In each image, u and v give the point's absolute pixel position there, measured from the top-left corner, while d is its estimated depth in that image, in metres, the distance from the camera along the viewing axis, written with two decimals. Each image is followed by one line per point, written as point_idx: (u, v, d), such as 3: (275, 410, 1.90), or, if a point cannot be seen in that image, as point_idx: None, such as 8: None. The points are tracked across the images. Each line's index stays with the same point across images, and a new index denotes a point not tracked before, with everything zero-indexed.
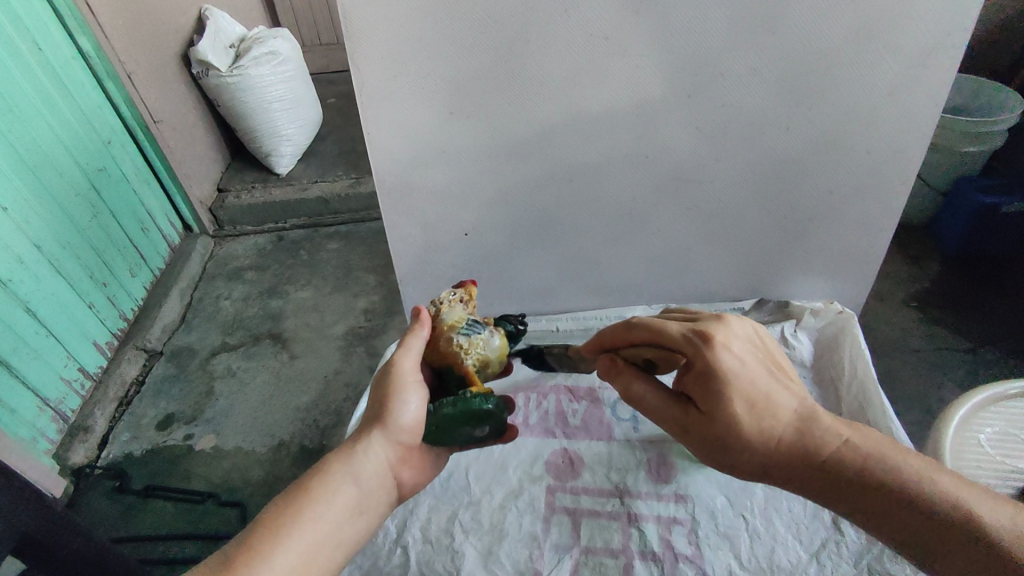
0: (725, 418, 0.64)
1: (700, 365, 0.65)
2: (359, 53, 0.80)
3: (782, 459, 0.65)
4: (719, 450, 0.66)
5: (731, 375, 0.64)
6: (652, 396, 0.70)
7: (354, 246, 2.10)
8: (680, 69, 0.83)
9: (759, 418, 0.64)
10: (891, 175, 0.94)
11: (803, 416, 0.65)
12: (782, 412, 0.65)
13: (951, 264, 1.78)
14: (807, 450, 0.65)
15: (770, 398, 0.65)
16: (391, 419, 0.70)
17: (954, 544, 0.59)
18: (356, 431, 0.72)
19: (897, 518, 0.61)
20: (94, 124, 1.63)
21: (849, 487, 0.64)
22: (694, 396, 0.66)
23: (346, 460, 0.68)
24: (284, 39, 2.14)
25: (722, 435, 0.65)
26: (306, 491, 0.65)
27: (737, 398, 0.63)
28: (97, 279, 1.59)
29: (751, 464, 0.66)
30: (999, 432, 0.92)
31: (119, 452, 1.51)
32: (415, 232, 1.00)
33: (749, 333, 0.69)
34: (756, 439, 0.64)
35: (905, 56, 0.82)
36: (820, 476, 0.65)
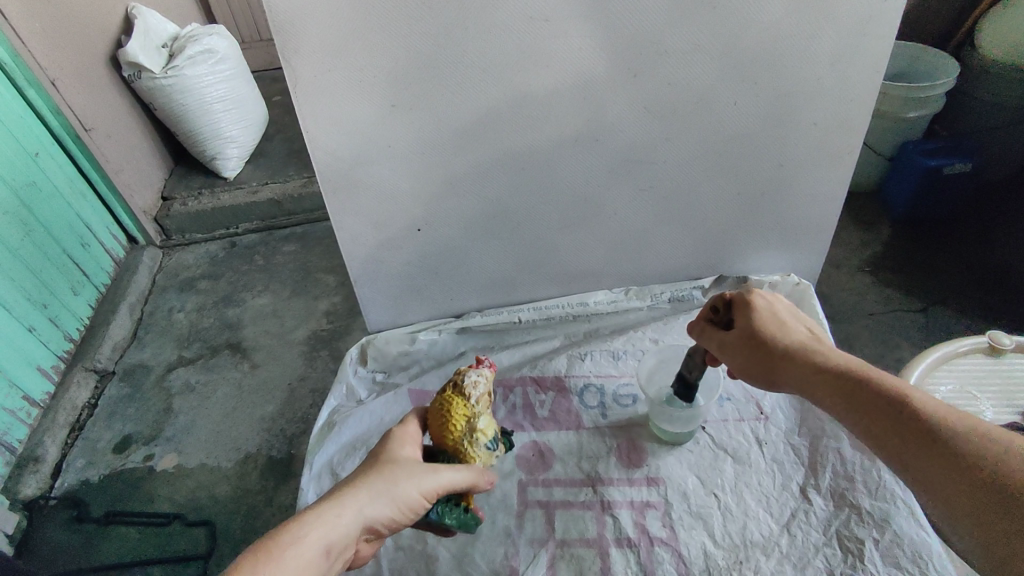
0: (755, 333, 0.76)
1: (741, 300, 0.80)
2: (289, 47, 0.75)
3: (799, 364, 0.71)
4: (750, 360, 0.75)
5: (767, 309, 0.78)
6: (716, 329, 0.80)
7: (311, 247, 2.03)
8: (625, 49, 0.81)
9: (785, 333, 0.75)
10: (838, 145, 0.95)
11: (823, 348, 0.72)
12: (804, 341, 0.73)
13: (901, 228, 1.83)
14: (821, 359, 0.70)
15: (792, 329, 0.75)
16: (389, 507, 0.68)
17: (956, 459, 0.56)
18: (344, 492, 0.67)
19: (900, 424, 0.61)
20: (18, 136, 1.52)
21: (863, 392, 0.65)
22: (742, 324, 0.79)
23: (327, 525, 0.63)
24: (221, 37, 2.04)
25: (756, 342, 0.75)
26: (282, 551, 0.59)
27: (767, 317, 0.77)
28: (36, 301, 1.50)
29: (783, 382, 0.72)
30: (954, 389, 0.94)
31: (74, 480, 1.44)
32: (367, 232, 0.97)
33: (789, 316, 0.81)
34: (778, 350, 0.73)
35: (845, 26, 0.83)
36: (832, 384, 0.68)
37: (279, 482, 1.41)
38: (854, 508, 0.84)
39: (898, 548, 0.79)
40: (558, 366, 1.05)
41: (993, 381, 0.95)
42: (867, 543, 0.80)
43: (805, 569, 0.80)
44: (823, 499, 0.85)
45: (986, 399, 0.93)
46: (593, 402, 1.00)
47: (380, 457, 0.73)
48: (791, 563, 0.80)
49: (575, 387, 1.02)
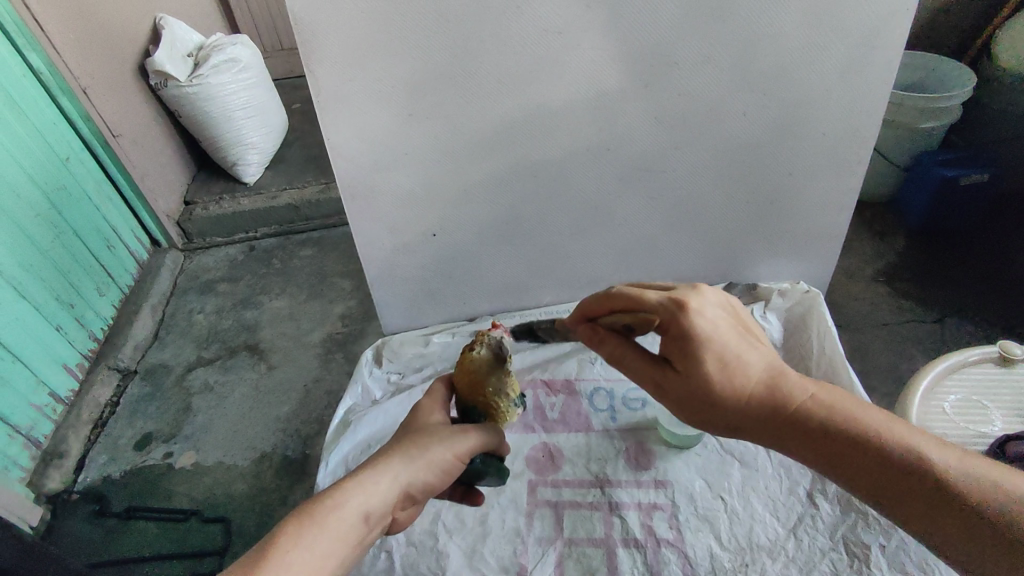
0: (701, 379, 0.62)
1: (676, 330, 0.62)
2: (313, 58, 0.78)
3: (762, 413, 0.64)
4: (694, 410, 0.65)
5: (706, 334, 0.62)
6: (634, 359, 0.67)
7: (327, 252, 2.07)
8: (638, 61, 0.83)
9: (734, 372, 0.62)
10: (847, 155, 0.97)
11: (771, 376, 0.64)
12: (753, 370, 0.63)
13: (915, 238, 1.83)
14: (779, 396, 0.63)
15: (738, 357, 0.62)
16: (422, 472, 0.70)
17: (949, 511, 0.58)
18: (380, 460, 0.70)
19: (884, 479, 0.60)
20: (50, 141, 1.58)
21: (842, 448, 0.62)
22: (671, 359, 0.64)
23: (365, 492, 0.66)
24: (244, 46, 2.10)
25: (701, 395, 0.63)
26: (321, 517, 0.63)
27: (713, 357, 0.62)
28: (64, 300, 1.55)
29: (729, 421, 0.64)
30: (963, 398, 0.95)
31: (97, 475, 1.48)
32: (384, 236, 1.00)
33: (721, 300, 0.66)
34: (730, 395, 0.63)
35: (853, 39, 0.84)
36: (800, 433, 0.63)
37: (294, 481, 1.44)
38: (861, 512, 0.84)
39: (904, 554, 0.80)
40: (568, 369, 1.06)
41: (1003, 391, 0.96)
42: (873, 548, 0.81)
43: (810, 572, 0.81)
44: (830, 504, 0.86)
45: (996, 409, 0.94)
46: (602, 405, 1.01)
47: (414, 423, 0.75)
48: (797, 567, 0.81)
49: (584, 390, 1.04)
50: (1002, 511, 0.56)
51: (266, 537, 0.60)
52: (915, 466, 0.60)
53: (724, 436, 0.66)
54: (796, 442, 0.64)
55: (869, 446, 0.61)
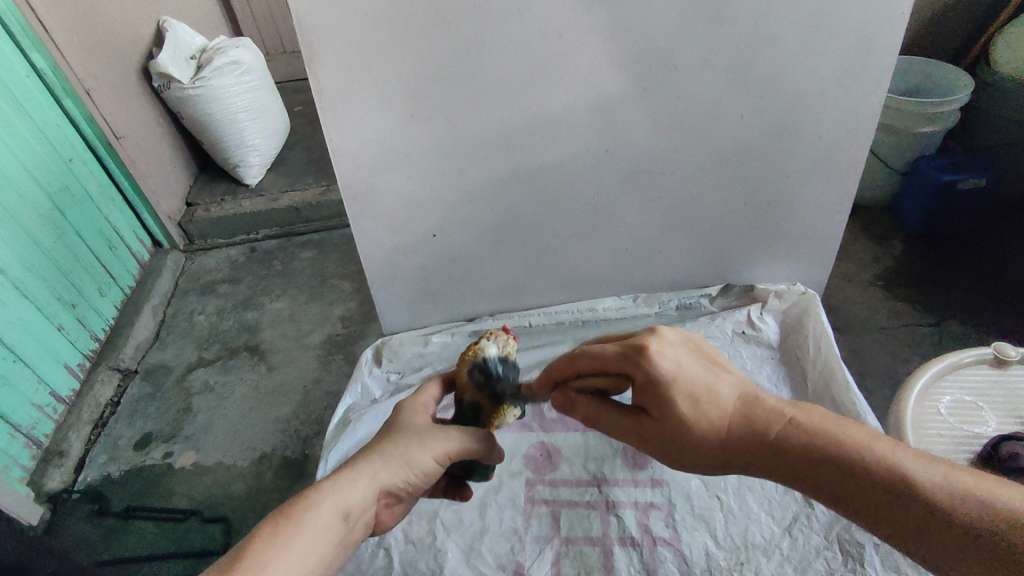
0: (672, 419, 0.65)
1: (640, 378, 0.66)
2: (316, 61, 0.79)
3: (740, 449, 0.65)
4: (672, 450, 0.67)
5: (668, 377, 0.65)
6: (606, 409, 0.70)
7: (328, 253, 2.08)
8: (637, 64, 0.84)
9: (703, 410, 0.65)
10: (843, 157, 0.98)
11: (745, 406, 0.66)
12: (725, 405, 0.66)
13: (913, 242, 1.84)
14: (755, 425, 0.65)
15: (710, 392, 0.65)
16: (398, 472, 0.72)
17: (936, 529, 0.57)
18: (359, 459, 0.72)
19: (869, 500, 0.60)
20: (53, 143, 1.59)
21: (825, 469, 0.62)
22: (647, 408, 0.67)
23: (343, 492, 0.68)
24: (246, 49, 2.11)
25: (676, 435, 0.66)
26: (300, 515, 0.64)
27: (683, 401, 0.64)
28: (66, 300, 1.56)
29: (710, 455, 0.67)
30: (957, 400, 0.96)
31: (97, 475, 1.48)
32: (384, 236, 1.00)
33: (683, 338, 0.71)
34: (704, 431, 0.65)
35: (849, 43, 0.85)
36: (782, 461, 0.64)
37: (293, 481, 1.44)
38: None
39: (898, 553, 0.80)
40: None
41: (997, 393, 0.96)
42: (868, 547, 0.82)
43: (806, 571, 0.81)
44: (825, 504, 0.86)
45: (991, 410, 0.94)
46: None
47: (395, 423, 0.77)
48: (792, 566, 0.82)
49: None
50: (990, 524, 0.55)
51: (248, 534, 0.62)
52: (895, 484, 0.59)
53: (709, 472, 0.68)
54: (779, 470, 0.65)
55: (848, 467, 0.61)
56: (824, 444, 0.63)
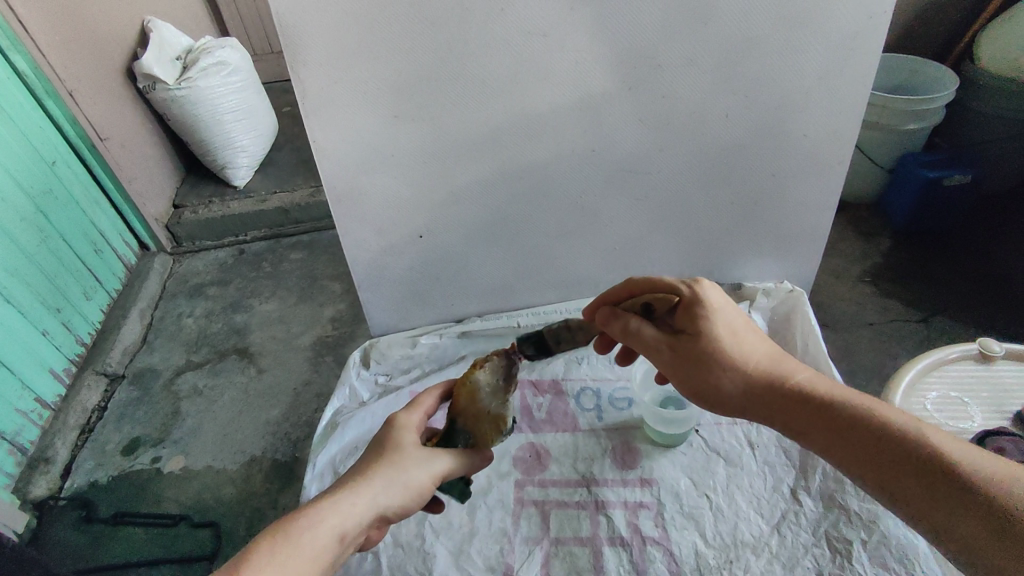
0: (705, 338, 0.73)
1: (687, 300, 0.75)
2: (298, 62, 0.79)
3: (760, 382, 0.72)
4: (698, 372, 0.74)
5: (714, 308, 0.74)
6: (649, 329, 0.76)
7: (317, 254, 2.07)
8: (623, 62, 0.84)
9: (737, 340, 0.73)
10: (829, 154, 0.98)
11: (771, 352, 0.74)
12: (754, 345, 0.74)
13: (900, 238, 1.85)
14: (777, 366, 0.72)
15: (739, 330, 0.74)
16: (397, 498, 0.70)
17: (939, 489, 0.59)
18: (359, 478, 0.69)
19: (879, 456, 0.63)
20: (36, 145, 1.57)
21: (834, 416, 0.67)
22: (683, 325, 0.75)
23: (341, 515, 0.66)
24: (233, 49, 2.10)
25: (706, 355, 0.73)
26: (299, 544, 0.62)
27: (717, 324, 0.73)
28: (50, 305, 1.54)
29: (730, 383, 0.73)
30: (943, 396, 0.96)
31: (84, 481, 1.47)
32: (371, 238, 1.00)
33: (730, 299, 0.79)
34: (732, 355, 0.72)
35: (832, 41, 0.85)
36: (795, 403, 0.69)
37: (283, 485, 1.43)
38: (844, 509, 0.85)
39: (885, 549, 0.81)
40: (555, 369, 1.07)
41: (982, 388, 0.97)
42: (856, 544, 0.82)
43: (794, 568, 0.82)
44: (813, 501, 0.87)
45: (976, 405, 0.95)
46: (589, 404, 1.02)
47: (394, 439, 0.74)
48: (781, 563, 0.82)
49: (571, 390, 1.04)
50: (992, 487, 0.57)
51: (242, 563, 0.59)
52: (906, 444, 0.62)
53: (727, 406, 0.74)
54: (791, 414, 0.70)
55: (866, 422, 0.65)
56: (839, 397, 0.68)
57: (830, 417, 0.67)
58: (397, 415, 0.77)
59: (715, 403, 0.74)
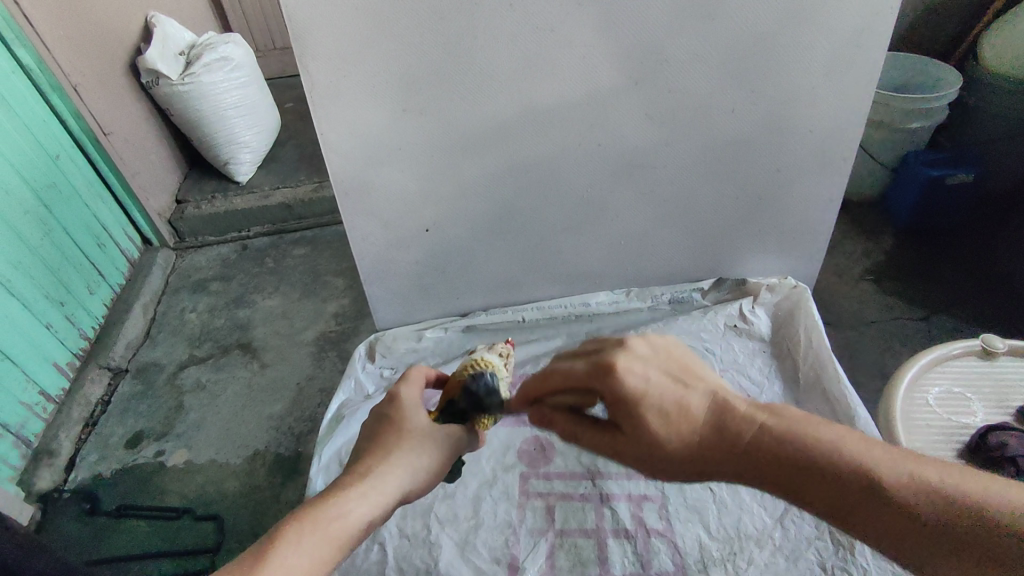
0: (643, 433, 0.64)
1: (609, 392, 0.66)
2: (306, 54, 0.79)
3: (715, 456, 0.63)
4: (648, 461, 0.65)
5: (640, 392, 0.64)
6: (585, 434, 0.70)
7: (320, 250, 2.08)
8: (630, 58, 0.84)
9: (676, 419, 0.63)
10: (833, 151, 0.98)
11: (716, 411, 0.64)
12: (697, 415, 0.64)
13: (902, 237, 1.85)
14: (728, 432, 0.63)
15: (680, 403, 0.64)
16: (418, 478, 0.72)
17: (926, 534, 0.57)
18: (383, 464, 0.71)
19: (863, 511, 0.59)
20: (40, 139, 1.58)
21: (803, 477, 0.61)
22: (618, 419, 0.66)
23: (373, 502, 0.67)
24: (237, 45, 2.09)
25: (650, 448, 0.64)
26: (336, 527, 0.63)
27: (652, 413, 0.64)
28: (54, 298, 1.55)
29: (684, 466, 0.64)
30: (946, 391, 0.97)
31: (87, 474, 1.47)
32: (377, 231, 1.00)
33: (652, 347, 0.68)
34: (678, 440, 0.63)
35: (838, 37, 0.86)
36: (762, 468, 0.62)
37: (287, 479, 1.44)
38: None
39: None
40: None
41: (986, 384, 0.98)
42: (859, 537, 0.82)
43: (797, 561, 0.82)
44: None
45: (978, 400, 0.96)
46: None
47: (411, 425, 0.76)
48: (784, 555, 0.83)
49: None
50: (985, 522, 0.55)
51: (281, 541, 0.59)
52: (887, 491, 0.58)
53: (686, 481, 0.66)
54: (756, 479, 0.63)
55: (836, 477, 0.59)
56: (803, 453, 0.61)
57: (800, 478, 0.61)
58: (401, 393, 0.78)
59: (671, 480, 0.66)
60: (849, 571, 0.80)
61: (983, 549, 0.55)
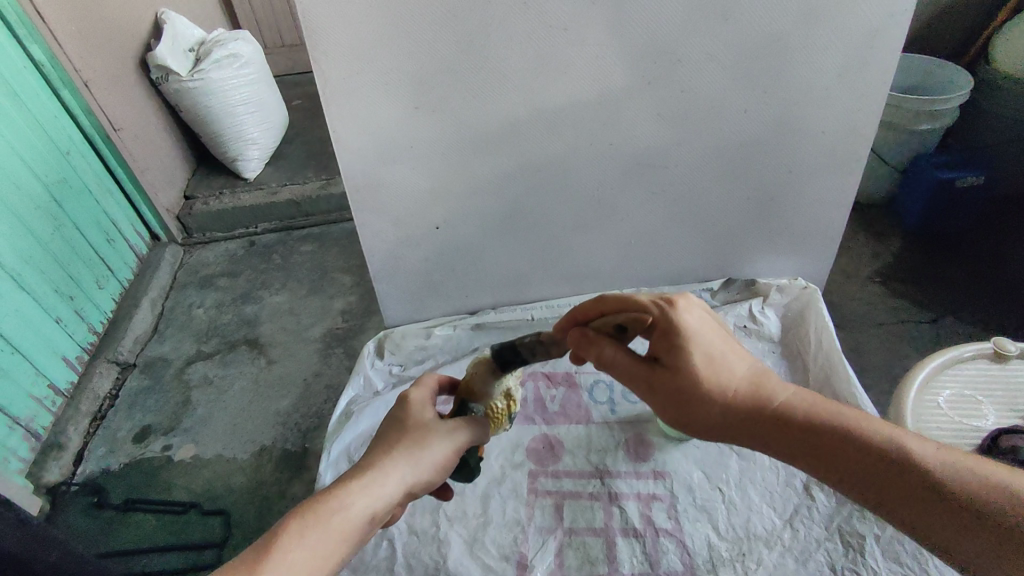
0: (689, 372, 0.66)
1: (662, 325, 0.68)
2: (320, 52, 0.79)
3: (748, 412, 0.67)
4: (684, 404, 0.67)
5: (693, 333, 0.67)
6: (624, 361, 0.70)
7: (328, 247, 2.08)
8: (643, 57, 0.84)
9: (718, 367, 0.67)
10: (845, 152, 0.98)
11: (753, 373, 0.68)
12: (737, 369, 0.68)
13: (911, 239, 1.85)
14: (761, 393, 0.67)
15: (724, 355, 0.68)
16: (420, 468, 0.71)
17: (939, 508, 0.60)
18: (380, 459, 0.70)
19: (880, 481, 0.62)
20: (51, 134, 1.58)
21: (825, 444, 0.64)
22: (661, 354, 0.68)
23: (370, 495, 0.67)
24: (246, 42, 2.10)
25: (689, 390, 0.66)
26: (331, 522, 0.63)
27: (699, 353, 0.66)
28: (64, 293, 1.56)
29: (717, 417, 0.67)
30: (957, 394, 0.96)
31: (95, 468, 1.48)
32: (387, 229, 1.00)
33: (705, 306, 0.72)
34: (717, 388, 0.66)
35: (853, 37, 0.85)
36: (788, 432, 0.65)
37: (294, 474, 1.44)
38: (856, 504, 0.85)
39: (898, 544, 0.81)
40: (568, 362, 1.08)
41: (997, 387, 0.97)
42: (868, 539, 0.82)
43: (806, 563, 0.82)
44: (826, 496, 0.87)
45: (990, 404, 0.95)
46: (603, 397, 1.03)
47: (409, 421, 0.75)
48: (794, 556, 0.83)
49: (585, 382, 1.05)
50: (995, 502, 0.58)
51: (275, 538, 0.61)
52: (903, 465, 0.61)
53: (714, 435, 0.69)
54: (780, 441, 0.66)
55: (856, 447, 0.63)
56: (827, 421, 0.65)
57: (822, 445, 0.64)
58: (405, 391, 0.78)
59: (699, 431, 0.69)
60: (859, 572, 0.80)
61: (991, 528, 0.57)
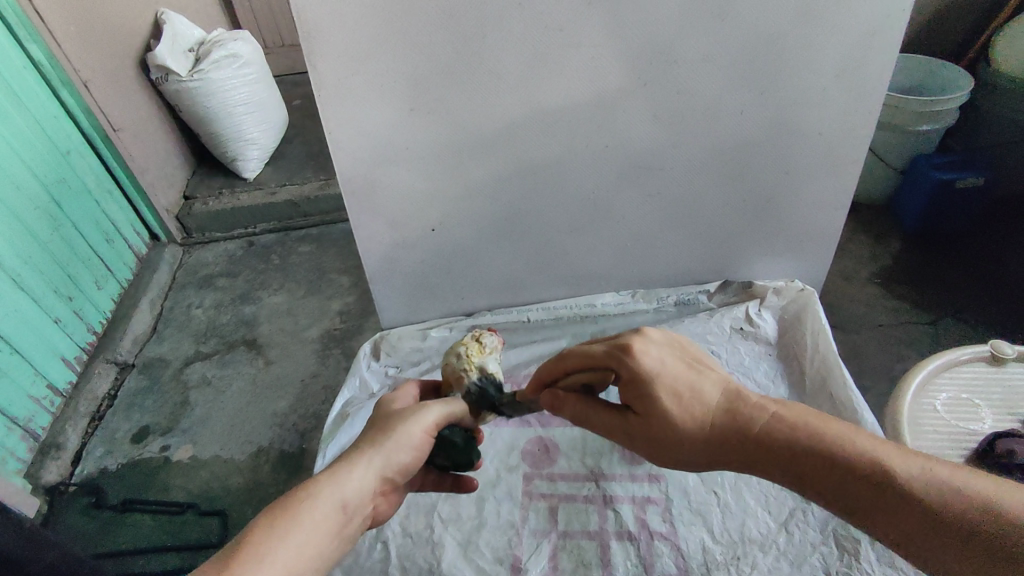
0: (656, 417, 0.68)
1: (625, 374, 0.68)
2: (315, 53, 0.79)
3: (726, 440, 0.67)
4: (662, 447, 0.70)
5: (655, 375, 0.67)
6: (599, 413, 0.73)
7: (326, 248, 2.08)
8: (639, 58, 0.84)
9: (688, 404, 0.67)
10: (842, 153, 0.98)
11: (726, 399, 0.68)
12: (709, 399, 0.68)
13: (910, 240, 1.84)
14: (736, 420, 0.67)
15: (692, 388, 0.68)
16: (392, 452, 0.72)
17: (927, 529, 0.58)
18: (349, 452, 0.71)
19: (866, 503, 0.60)
20: (50, 134, 1.58)
21: (806, 467, 0.64)
22: (631, 402, 0.69)
23: (341, 482, 0.67)
24: (246, 42, 2.10)
25: (663, 435, 0.68)
26: (303, 508, 0.63)
27: (663, 396, 0.67)
28: (63, 293, 1.56)
29: (696, 451, 0.68)
30: (954, 397, 0.96)
31: (93, 467, 1.48)
32: (383, 230, 1.00)
33: (667, 338, 0.73)
34: (688, 425, 0.67)
35: (850, 38, 0.85)
36: (770, 455, 0.65)
37: (291, 475, 1.44)
38: None
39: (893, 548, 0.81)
40: None
41: (995, 391, 0.97)
42: (864, 543, 0.82)
43: (801, 567, 0.82)
44: None
45: (987, 407, 0.95)
46: None
47: (379, 419, 0.77)
48: (788, 560, 0.83)
49: None
50: (985, 519, 0.56)
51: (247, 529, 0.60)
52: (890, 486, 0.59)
53: (700, 467, 0.70)
54: (763, 464, 0.66)
55: (837, 470, 0.62)
56: (805, 444, 0.64)
57: (803, 470, 0.64)
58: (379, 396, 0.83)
59: (682, 463, 0.70)
60: None
61: (980, 547, 0.55)
